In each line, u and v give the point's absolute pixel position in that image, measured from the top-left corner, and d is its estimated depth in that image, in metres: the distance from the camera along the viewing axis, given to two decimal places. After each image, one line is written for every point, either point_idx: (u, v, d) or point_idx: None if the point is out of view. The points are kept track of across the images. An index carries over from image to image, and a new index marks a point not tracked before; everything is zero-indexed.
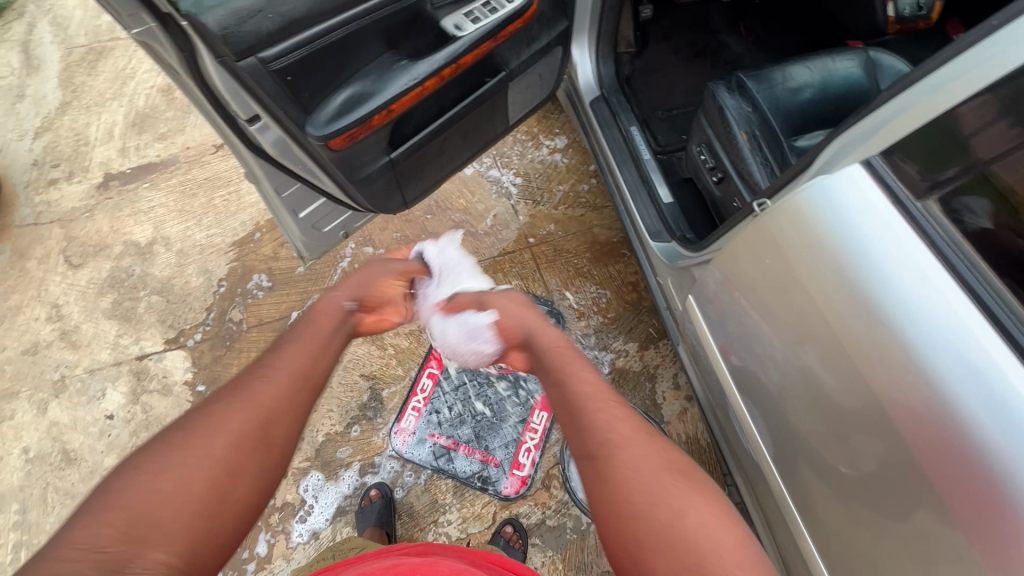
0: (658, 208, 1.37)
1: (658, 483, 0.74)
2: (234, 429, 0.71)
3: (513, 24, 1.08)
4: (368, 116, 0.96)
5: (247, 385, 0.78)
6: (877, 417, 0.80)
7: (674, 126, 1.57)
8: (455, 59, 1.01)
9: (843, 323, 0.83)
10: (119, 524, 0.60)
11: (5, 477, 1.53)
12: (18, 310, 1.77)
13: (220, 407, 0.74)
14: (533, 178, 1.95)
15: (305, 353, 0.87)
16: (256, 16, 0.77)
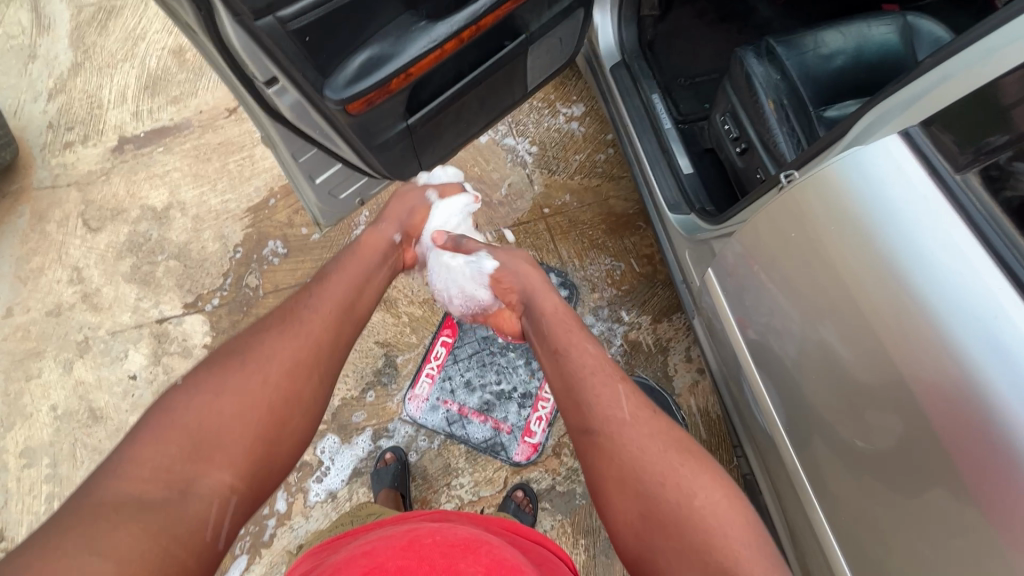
0: (677, 179, 1.35)
1: (653, 456, 0.84)
2: (285, 359, 0.89)
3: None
4: (386, 80, 0.94)
5: (298, 316, 0.97)
6: (896, 393, 0.80)
7: (697, 94, 1.52)
8: (475, 21, 0.98)
9: (866, 299, 0.82)
10: (185, 444, 0.76)
11: (36, 432, 1.59)
12: (40, 272, 1.80)
13: (273, 341, 0.91)
14: (549, 147, 1.91)
15: (342, 292, 1.04)
16: None
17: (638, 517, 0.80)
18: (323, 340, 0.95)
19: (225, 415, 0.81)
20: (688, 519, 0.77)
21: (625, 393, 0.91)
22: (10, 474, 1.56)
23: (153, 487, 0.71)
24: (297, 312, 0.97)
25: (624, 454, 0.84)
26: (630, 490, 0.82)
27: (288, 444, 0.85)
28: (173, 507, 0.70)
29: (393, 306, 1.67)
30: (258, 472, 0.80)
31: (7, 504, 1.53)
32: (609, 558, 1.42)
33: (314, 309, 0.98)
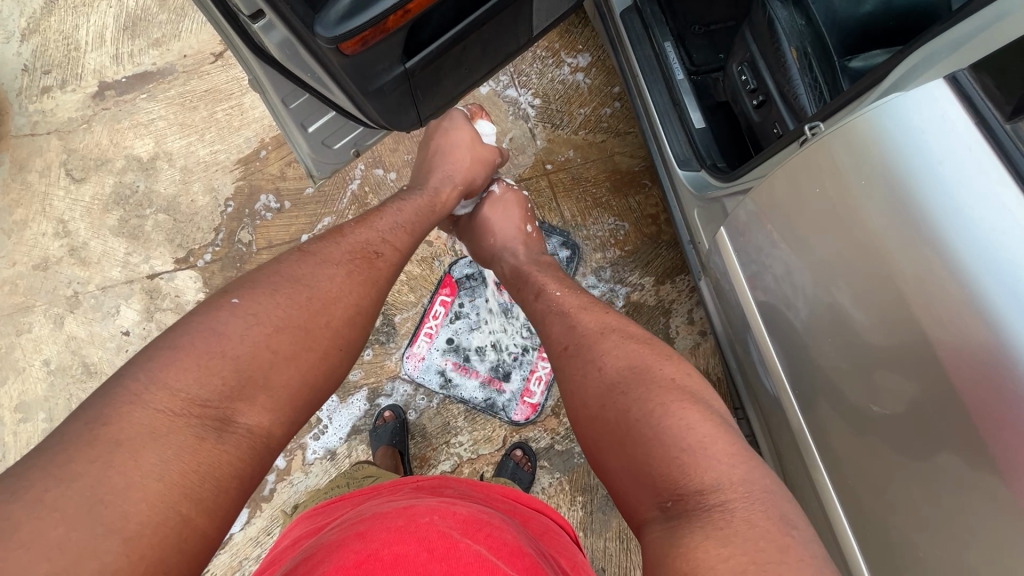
0: (688, 134, 1.28)
1: (622, 384, 0.83)
2: (345, 304, 0.89)
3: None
4: (383, 17, 0.86)
5: (359, 258, 0.96)
6: (912, 356, 0.79)
7: (712, 44, 1.43)
8: None
9: (890, 259, 0.79)
10: (228, 378, 0.75)
11: (30, 387, 1.58)
12: (24, 225, 1.74)
13: (330, 280, 0.90)
14: (553, 99, 1.83)
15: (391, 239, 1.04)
16: None
17: (590, 438, 0.83)
18: (379, 293, 0.95)
19: (277, 355, 0.79)
20: (629, 433, 0.78)
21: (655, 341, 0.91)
22: (6, 428, 1.55)
23: (185, 420, 0.69)
24: (357, 252, 0.97)
25: (573, 382, 0.88)
26: (582, 416, 0.85)
27: (327, 389, 0.85)
28: (210, 442, 0.69)
29: None
30: (295, 413, 0.80)
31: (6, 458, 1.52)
32: (606, 515, 1.44)
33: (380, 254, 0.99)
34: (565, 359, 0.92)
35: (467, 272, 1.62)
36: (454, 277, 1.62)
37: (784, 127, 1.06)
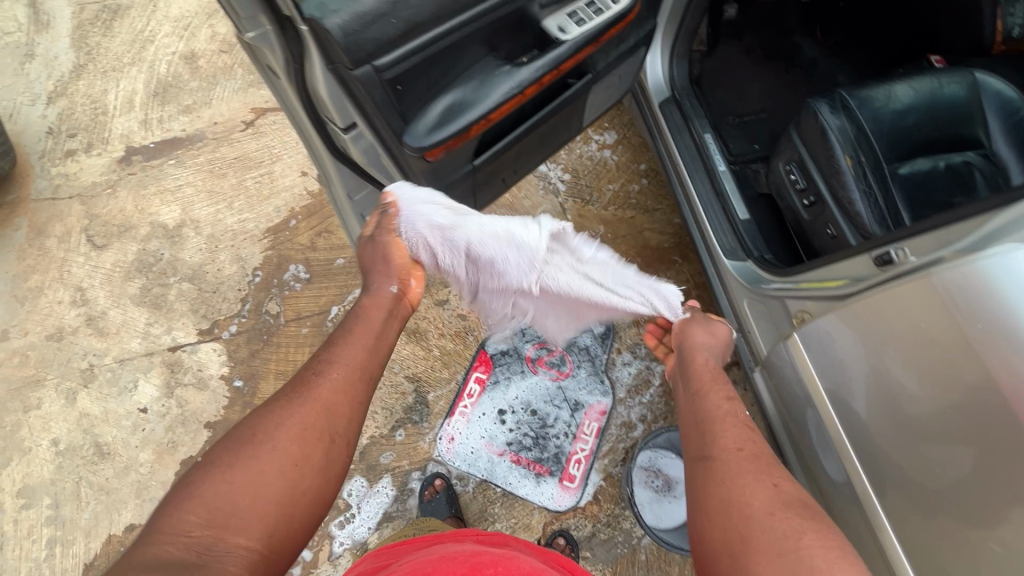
0: (733, 224, 1.32)
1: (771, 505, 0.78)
2: (299, 421, 0.83)
3: (613, 31, 1.02)
4: (467, 127, 0.88)
5: (309, 384, 0.89)
6: (966, 422, 0.83)
7: (747, 134, 1.48)
8: (557, 64, 0.95)
9: (941, 330, 0.85)
10: (201, 512, 0.70)
11: (36, 470, 1.47)
12: (39, 292, 1.67)
13: (287, 402, 0.85)
14: (581, 175, 1.87)
15: (361, 347, 0.96)
16: (379, 20, 0.69)
17: (737, 531, 0.77)
18: (333, 404, 0.87)
19: (240, 483, 0.74)
20: (793, 552, 0.70)
21: (753, 439, 0.92)
22: (5, 515, 1.43)
23: (174, 550, 0.65)
24: (303, 381, 0.89)
25: (737, 480, 0.83)
26: (732, 504, 0.80)
27: (308, 509, 0.78)
28: (194, 568, 0.63)
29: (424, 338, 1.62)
30: (280, 535, 0.74)
31: (3, 550, 1.39)
32: None
33: (322, 376, 0.89)
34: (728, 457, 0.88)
35: (501, 348, 1.61)
36: (489, 353, 1.60)
37: (839, 229, 1.10)
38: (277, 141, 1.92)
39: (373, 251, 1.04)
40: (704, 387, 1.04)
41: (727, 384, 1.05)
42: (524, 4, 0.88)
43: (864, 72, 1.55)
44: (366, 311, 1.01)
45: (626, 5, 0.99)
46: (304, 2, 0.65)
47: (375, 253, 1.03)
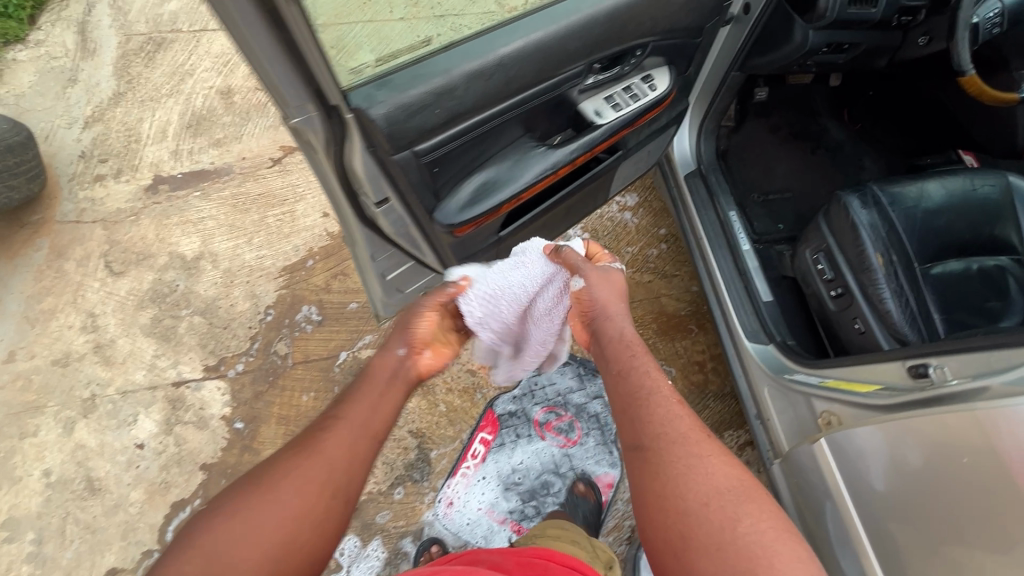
0: (756, 307, 1.30)
1: (711, 487, 0.78)
2: (302, 475, 0.77)
3: (645, 116, 1.03)
4: (498, 206, 0.89)
5: (317, 434, 0.83)
6: (991, 542, 0.77)
7: (772, 212, 1.48)
8: (592, 146, 0.96)
9: (968, 439, 0.82)
10: (197, 561, 0.66)
11: (23, 502, 1.42)
12: (51, 315, 1.66)
13: (295, 453, 0.80)
14: (601, 235, 1.86)
15: (372, 400, 0.89)
16: (425, 110, 0.71)
17: (676, 532, 0.76)
18: (340, 461, 0.80)
19: (234, 532, 0.70)
20: (732, 543, 0.72)
21: (682, 414, 0.87)
22: None
23: None
24: (316, 434, 0.83)
25: (671, 475, 0.80)
26: (667, 504, 0.78)
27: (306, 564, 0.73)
28: None
29: (431, 393, 1.59)
30: None
31: None
32: None
33: (331, 427, 0.84)
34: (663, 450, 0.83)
35: (509, 409, 1.57)
36: (496, 414, 1.56)
37: (867, 325, 1.08)
38: (302, 180, 1.94)
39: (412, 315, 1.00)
40: (625, 363, 0.95)
41: (644, 354, 0.96)
42: (567, 89, 0.88)
43: (892, 160, 1.55)
44: (380, 367, 0.94)
45: (663, 91, 1.01)
46: (352, 93, 0.67)
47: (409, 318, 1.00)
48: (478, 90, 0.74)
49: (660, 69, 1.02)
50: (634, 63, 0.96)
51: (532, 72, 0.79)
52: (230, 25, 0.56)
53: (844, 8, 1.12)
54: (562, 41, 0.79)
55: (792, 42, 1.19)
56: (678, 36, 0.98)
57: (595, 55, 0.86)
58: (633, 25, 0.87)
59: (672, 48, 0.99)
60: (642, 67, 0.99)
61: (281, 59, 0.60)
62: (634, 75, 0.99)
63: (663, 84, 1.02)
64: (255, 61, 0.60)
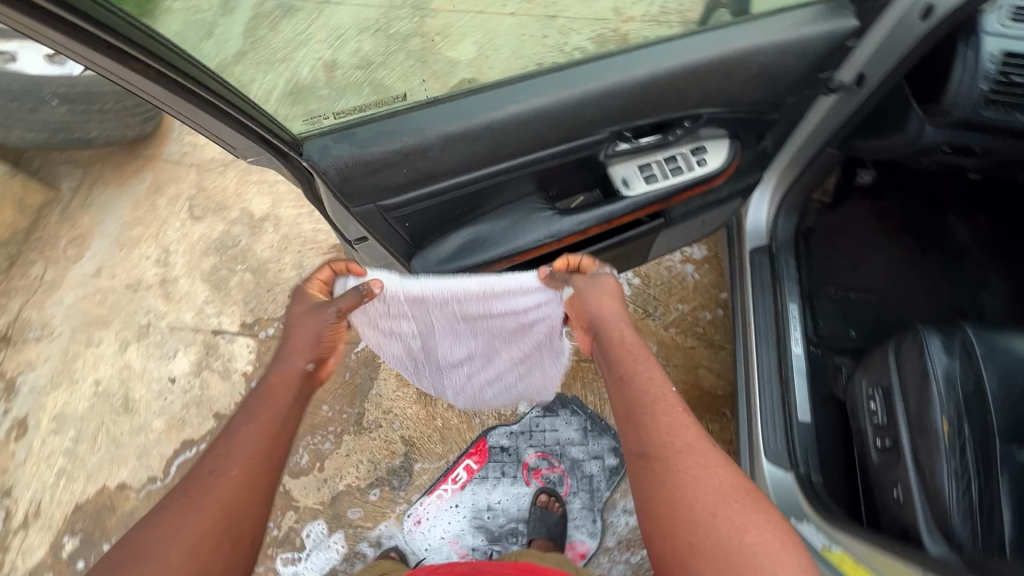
0: (787, 425, 1.11)
1: (720, 496, 0.64)
2: (181, 546, 0.62)
3: (693, 190, 1.02)
4: (478, 262, 1.01)
5: (193, 486, 0.67)
6: None
7: (846, 315, 1.25)
8: (613, 214, 1.01)
9: None
10: None
11: (73, 402, 1.63)
12: (136, 244, 1.87)
13: (167, 518, 0.64)
14: (652, 284, 1.71)
15: (267, 430, 0.73)
16: (389, 168, 0.87)
17: (681, 542, 0.63)
18: (232, 515, 0.66)
19: None
20: (739, 556, 0.59)
21: (689, 418, 0.73)
22: (37, 434, 1.60)
23: None
24: (196, 484, 0.67)
25: (677, 482, 0.66)
26: (673, 501, 0.65)
27: None
28: None
29: (432, 405, 1.57)
30: None
31: (25, 463, 1.56)
32: None
33: (214, 476, 0.68)
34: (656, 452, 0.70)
35: (502, 442, 1.52)
36: (488, 444, 1.52)
37: (906, 494, 0.88)
38: None
39: (304, 318, 0.85)
40: (625, 364, 0.80)
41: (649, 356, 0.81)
42: (589, 151, 0.96)
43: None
44: (273, 390, 0.79)
45: (712, 168, 1.00)
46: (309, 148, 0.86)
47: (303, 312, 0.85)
48: (458, 149, 0.88)
49: (720, 141, 1.01)
50: (685, 132, 0.97)
51: (531, 136, 0.90)
52: (171, 115, 0.73)
53: (976, 108, 0.87)
54: (570, 108, 0.87)
55: (904, 130, 0.98)
56: (743, 111, 0.96)
57: (623, 124, 0.92)
58: (680, 96, 0.90)
59: (735, 121, 0.98)
60: (698, 137, 1.00)
61: (216, 120, 0.74)
62: (685, 144, 1.00)
63: (718, 157, 1.01)
64: (206, 130, 0.76)
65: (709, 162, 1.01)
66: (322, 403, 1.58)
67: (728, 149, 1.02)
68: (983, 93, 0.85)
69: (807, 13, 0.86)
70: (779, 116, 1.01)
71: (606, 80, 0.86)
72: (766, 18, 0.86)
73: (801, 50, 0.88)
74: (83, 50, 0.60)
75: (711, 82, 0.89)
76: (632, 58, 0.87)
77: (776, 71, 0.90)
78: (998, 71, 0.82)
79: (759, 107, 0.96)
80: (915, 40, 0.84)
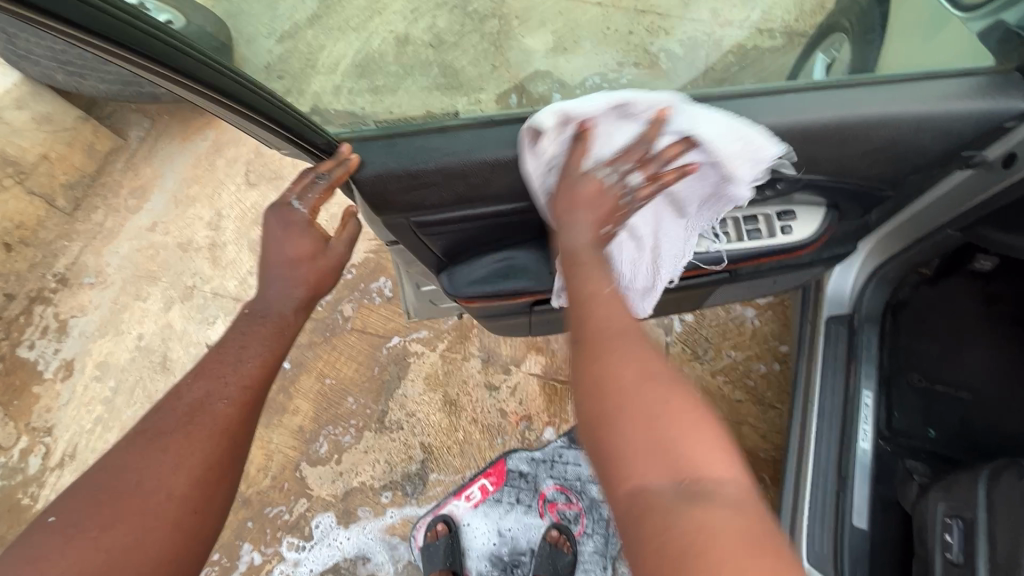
0: (838, 531, 1.01)
1: (637, 367, 0.51)
2: (193, 460, 0.66)
3: (776, 257, 0.93)
4: (504, 292, 0.96)
5: (192, 408, 0.69)
6: None
7: (926, 412, 1.11)
8: (672, 269, 0.93)
9: None
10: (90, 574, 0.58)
11: (116, 353, 1.68)
12: (191, 203, 1.87)
13: (171, 434, 0.67)
14: (706, 325, 1.58)
15: (256, 360, 0.75)
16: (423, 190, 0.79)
17: (590, 396, 0.52)
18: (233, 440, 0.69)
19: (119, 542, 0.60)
20: (649, 416, 0.48)
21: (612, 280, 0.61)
22: (81, 379, 1.66)
23: None
24: (199, 411, 0.69)
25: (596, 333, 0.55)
26: (596, 384, 0.52)
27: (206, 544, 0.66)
28: None
29: (456, 416, 1.53)
30: None
31: (67, 404, 1.64)
32: None
33: (215, 401, 0.70)
34: (603, 334, 0.54)
35: (521, 468, 1.47)
36: (507, 467, 1.47)
37: None
38: None
39: (274, 233, 0.81)
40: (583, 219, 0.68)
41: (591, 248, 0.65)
42: None
43: None
44: (268, 323, 0.78)
45: (801, 238, 0.90)
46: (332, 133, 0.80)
47: (283, 227, 0.80)
48: (506, 180, 0.80)
49: (813, 209, 0.91)
50: (775, 193, 0.86)
51: None
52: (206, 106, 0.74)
53: None
54: None
55: None
56: (851, 184, 0.85)
57: None
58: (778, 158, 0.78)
59: (840, 190, 0.87)
60: (789, 200, 0.90)
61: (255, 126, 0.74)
62: (773, 204, 0.91)
63: (808, 225, 0.91)
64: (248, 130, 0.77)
65: (795, 228, 0.91)
66: (348, 395, 1.57)
67: (822, 218, 0.91)
68: None
69: (960, 86, 0.74)
70: (893, 194, 0.90)
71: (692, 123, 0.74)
72: (906, 85, 0.75)
73: (941, 130, 0.76)
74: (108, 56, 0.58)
75: (820, 150, 0.77)
76: (730, 105, 0.76)
77: (905, 149, 0.79)
78: None
79: (874, 184, 0.86)
80: None
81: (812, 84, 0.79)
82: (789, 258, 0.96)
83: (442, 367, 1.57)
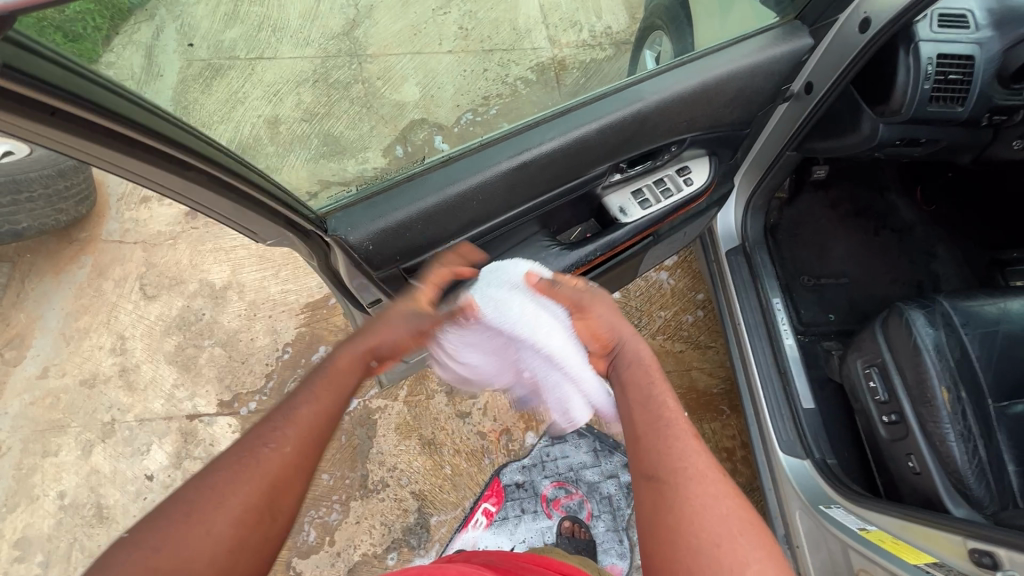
0: (795, 418, 1.17)
1: (731, 523, 0.61)
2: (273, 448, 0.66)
3: (683, 208, 1.12)
4: None
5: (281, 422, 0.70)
6: None
7: (821, 299, 1.34)
8: (621, 239, 1.08)
9: None
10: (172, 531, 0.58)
11: (37, 522, 1.48)
12: (85, 335, 1.70)
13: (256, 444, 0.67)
14: (632, 297, 1.74)
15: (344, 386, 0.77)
16: (404, 231, 0.90)
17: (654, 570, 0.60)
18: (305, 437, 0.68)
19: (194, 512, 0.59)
20: None
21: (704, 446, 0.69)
22: None
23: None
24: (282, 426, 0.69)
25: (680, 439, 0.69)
26: (682, 524, 0.61)
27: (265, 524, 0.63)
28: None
29: (437, 453, 1.53)
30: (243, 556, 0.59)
31: None
32: None
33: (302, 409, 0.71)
34: (686, 478, 0.64)
35: (516, 479, 1.50)
36: (502, 484, 1.49)
37: (922, 464, 0.94)
38: None
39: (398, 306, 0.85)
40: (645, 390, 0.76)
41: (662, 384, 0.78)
42: (586, 186, 1.03)
43: (969, 251, 1.39)
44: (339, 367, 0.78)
45: (699, 187, 1.11)
46: (331, 225, 0.87)
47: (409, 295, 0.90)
48: (478, 204, 0.94)
49: (701, 160, 1.12)
50: (672, 156, 1.07)
51: (553, 169, 0.96)
52: (182, 201, 0.71)
53: (922, 105, 0.99)
54: (579, 144, 0.94)
55: (859, 132, 1.08)
56: (724, 129, 1.08)
57: (619, 158, 1.01)
58: (672, 125, 1.00)
59: (714, 139, 1.09)
60: (682, 159, 1.10)
61: (220, 197, 0.70)
62: (672, 166, 1.10)
63: (700, 173, 1.12)
64: (229, 220, 0.76)
65: (695, 179, 1.12)
66: (322, 471, 1.50)
67: (708, 166, 1.13)
68: (927, 91, 0.97)
69: (765, 39, 0.99)
70: (750, 130, 1.13)
71: (617, 113, 0.94)
72: (731, 47, 0.98)
73: (768, 70, 1.00)
74: (85, 145, 0.54)
75: (698, 108, 0.99)
76: (626, 94, 0.96)
77: (750, 91, 1.02)
78: (935, 71, 0.96)
79: (735, 126, 1.09)
80: (858, 49, 0.95)
81: (665, 66, 1.00)
82: (691, 210, 1.17)
83: (410, 412, 1.57)
